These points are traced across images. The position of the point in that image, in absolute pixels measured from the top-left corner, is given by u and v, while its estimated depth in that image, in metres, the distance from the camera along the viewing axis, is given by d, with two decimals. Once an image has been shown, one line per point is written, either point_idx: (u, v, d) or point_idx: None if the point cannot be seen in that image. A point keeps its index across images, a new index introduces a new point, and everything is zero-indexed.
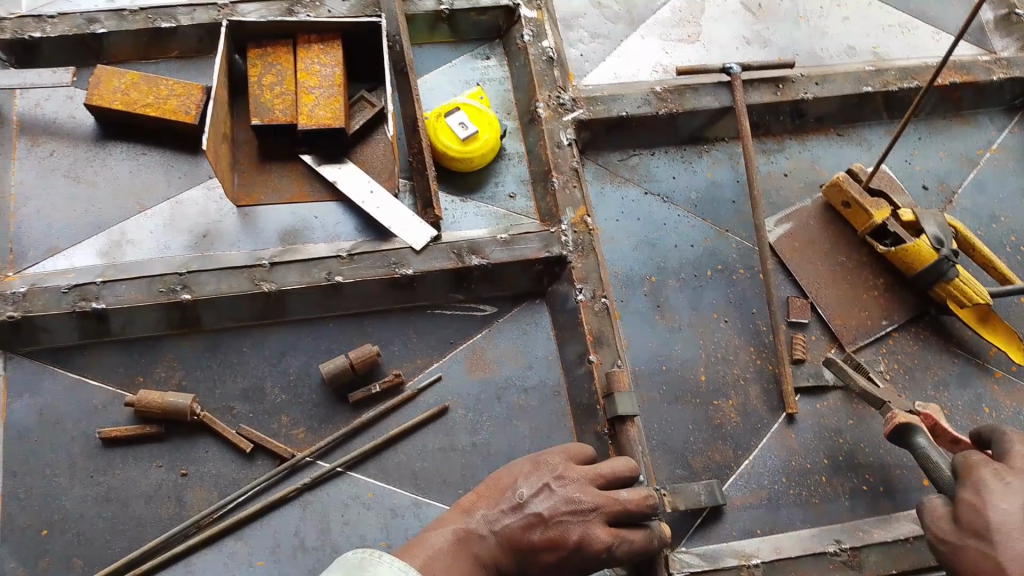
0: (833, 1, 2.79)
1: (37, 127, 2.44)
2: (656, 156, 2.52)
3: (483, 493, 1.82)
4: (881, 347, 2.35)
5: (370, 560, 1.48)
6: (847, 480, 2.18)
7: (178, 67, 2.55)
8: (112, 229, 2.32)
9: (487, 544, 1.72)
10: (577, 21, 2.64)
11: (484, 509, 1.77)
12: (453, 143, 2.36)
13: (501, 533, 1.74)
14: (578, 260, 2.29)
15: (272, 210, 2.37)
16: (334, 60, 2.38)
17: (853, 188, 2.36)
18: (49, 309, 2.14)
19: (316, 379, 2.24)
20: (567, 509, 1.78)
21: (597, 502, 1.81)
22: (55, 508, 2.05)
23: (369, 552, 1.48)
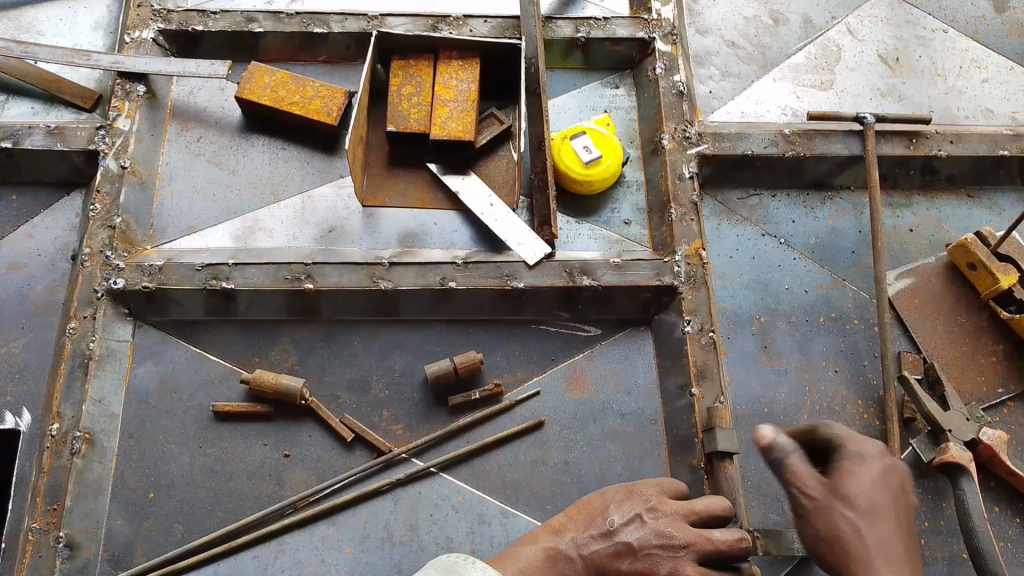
0: (973, 62, 2.73)
1: (187, 113, 2.61)
2: (777, 199, 2.50)
3: (575, 516, 1.78)
4: (995, 417, 2.20)
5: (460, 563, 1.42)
6: (948, 545, 2.04)
7: (325, 71, 2.72)
8: (247, 215, 2.46)
9: (574, 566, 1.68)
10: (709, 59, 2.68)
11: (574, 531, 1.73)
12: (575, 165, 2.41)
13: (590, 558, 1.69)
14: (690, 292, 2.26)
15: (395, 214, 2.46)
16: (470, 76, 2.48)
17: (982, 250, 2.26)
18: (182, 284, 2.26)
19: (418, 379, 2.27)
20: (659, 544, 1.71)
21: (688, 540, 1.72)
22: (163, 472, 2.14)
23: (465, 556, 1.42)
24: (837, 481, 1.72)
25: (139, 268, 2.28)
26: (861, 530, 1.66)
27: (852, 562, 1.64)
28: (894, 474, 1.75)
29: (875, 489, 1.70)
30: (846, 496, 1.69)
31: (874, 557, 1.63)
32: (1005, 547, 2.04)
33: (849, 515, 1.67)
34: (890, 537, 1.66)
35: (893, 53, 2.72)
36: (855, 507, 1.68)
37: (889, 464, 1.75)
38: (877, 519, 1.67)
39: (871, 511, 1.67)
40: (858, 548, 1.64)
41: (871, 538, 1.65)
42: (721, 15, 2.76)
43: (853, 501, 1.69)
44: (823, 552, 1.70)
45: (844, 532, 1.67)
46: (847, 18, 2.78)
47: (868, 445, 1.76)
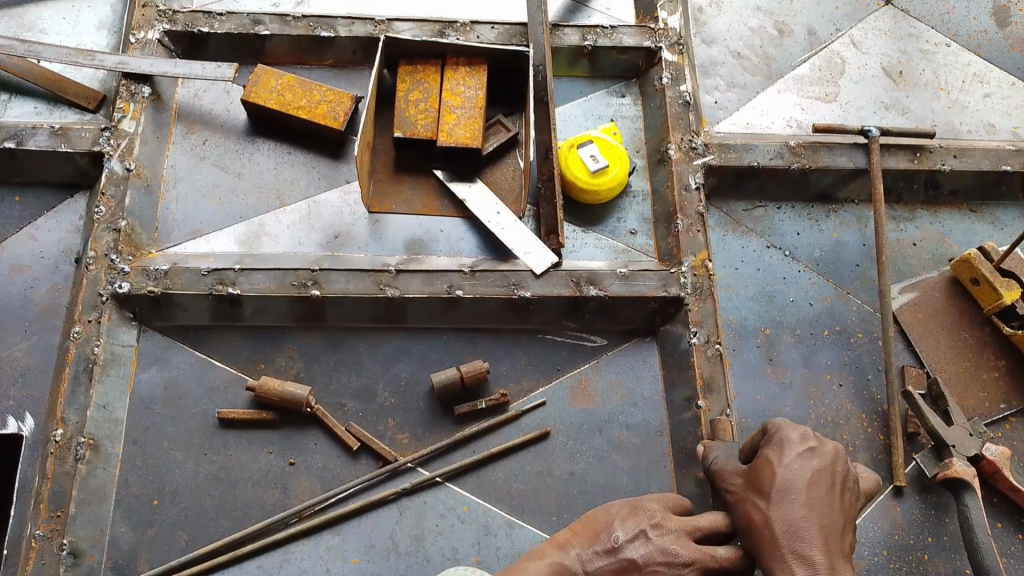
0: (976, 76, 2.75)
1: (193, 116, 2.60)
2: (782, 211, 2.52)
3: (580, 532, 1.79)
4: (999, 432, 2.22)
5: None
6: (949, 560, 2.07)
7: (331, 75, 2.71)
8: (252, 220, 2.45)
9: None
10: (715, 69, 2.69)
11: (580, 548, 1.74)
12: (582, 174, 2.41)
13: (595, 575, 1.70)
14: (696, 304, 2.28)
15: (401, 220, 2.45)
16: (478, 83, 2.48)
17: (985, 265, 2.27)
18: (188, 289, 2.25)
19: (424, 388, 2.27)
20: (663, 561, 1.69)
21: (693, 557, 1.69)
22: (169, 480, 2.13)
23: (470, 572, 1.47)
24: (755, 471, 1.73)
25: (144, 272, 2.27)
26: (769, 517, 1.65)
27: (766, 552, 1.64)
28: (817, 458, 1.70)
29: (788, 474, 1.67)
30: (761, 486, 1.70)
31: (780, 544, 1.61)
32: (1004, 561, 2.07)
33: (761, 505, 1.68)
34: (801, 523, 1.62)
35: (897, 66, 2.74)
36: (766, 494, 1.67)
37: (810, 450, 1.71)
38: (788, 505, 1.64)
39: (783, 498, 1.65)
40: (767, 536, 1.64)
41: (780, 525, 1.63)
42: (727, 26, 2.76)
43: (765, 490, 1.68)
44: (749, 546, 1.70)
45: (757, 522, 1.67)
46: (852, 30, 2.79)
47: (787, 433, 1.73)
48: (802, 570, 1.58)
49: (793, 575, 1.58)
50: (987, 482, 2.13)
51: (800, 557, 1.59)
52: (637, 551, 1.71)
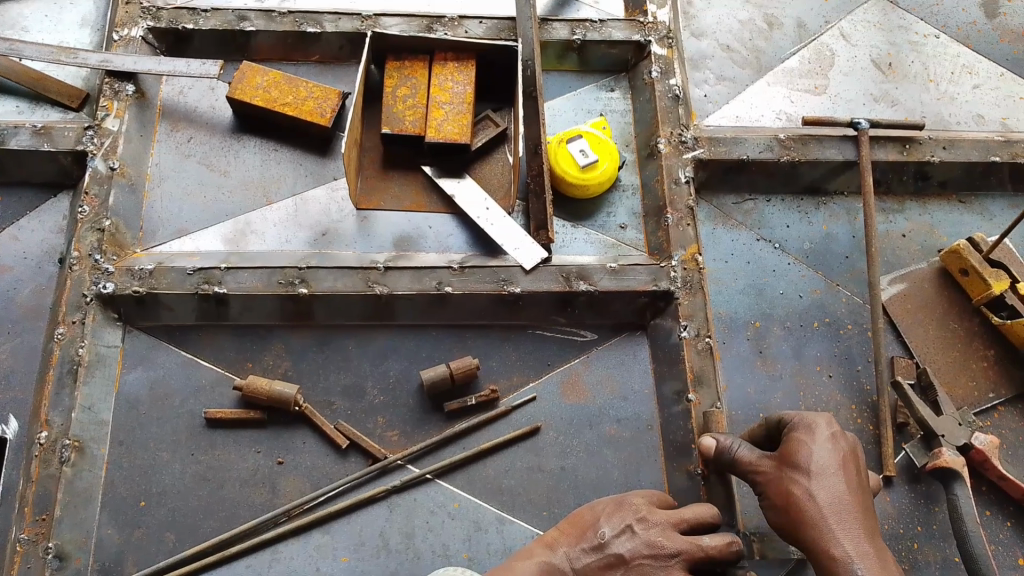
0: (964, 68, 2.75)
1: (178, 114, 2.57)
2: (772, 204, 2.51)
3: (567, 530, 1.78)
4: (987, 421, 2.22)
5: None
6: (940, 550, 2.06)
7: (318, 71, 2.68)
8: (238, 218, 2.42)
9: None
10: (704, 62, 2.68)
11: (567, 546, 1.74)
12: (571, 169, 2.40)
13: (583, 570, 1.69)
14: (685, 297, 2.27)
15: (390, 216, 2.44)
16: (466, 78, 2.46)
17: (974, 256, 2.27)
18: (174, 288, 2.23)
19: (413, 384, 2.25)
20: (650, 554, 1.69)
21: (678, 548, 1.69)
22: (155, 480, 2.11)
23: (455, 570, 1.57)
24: (787, 449, 1.73)
25: (129, 272, 2.24)
26: (812, 492, 1.65)
27: (808, 526, 1.64)
28: (844, 439, 1.75)
29: (825, 452, 1.70)
30: (796, 463, 1.70)
31: (828, 518, 1.62)
32: (994, 550, 2.07)
33: (801, 481, 1.68)
34: (844, 498, 1.65)
35: (886, 58, 2.74)
36: (806, 471, 1.68)
37: (838, 430, 1.75)
38: (829, 481, 1.66)
39: (822, 474, 1.67)
40: (811, 511, 1.64)
41: (824, 499, 1.64)
42: (716, 19, 2.75)
43: (802, 467, 1.69)
44: (783, 523, 1.70)
45: (797, 498, 1.67)
46: (841, 23, 2.79)
47: (816, 415, 1.77)
48: (850, 542, 1.60)
49: (843, 547, 1.59)
50: (977, 471, 2.13)
51: (846, 531, 1.61)
52: (624, 543, 1.71)
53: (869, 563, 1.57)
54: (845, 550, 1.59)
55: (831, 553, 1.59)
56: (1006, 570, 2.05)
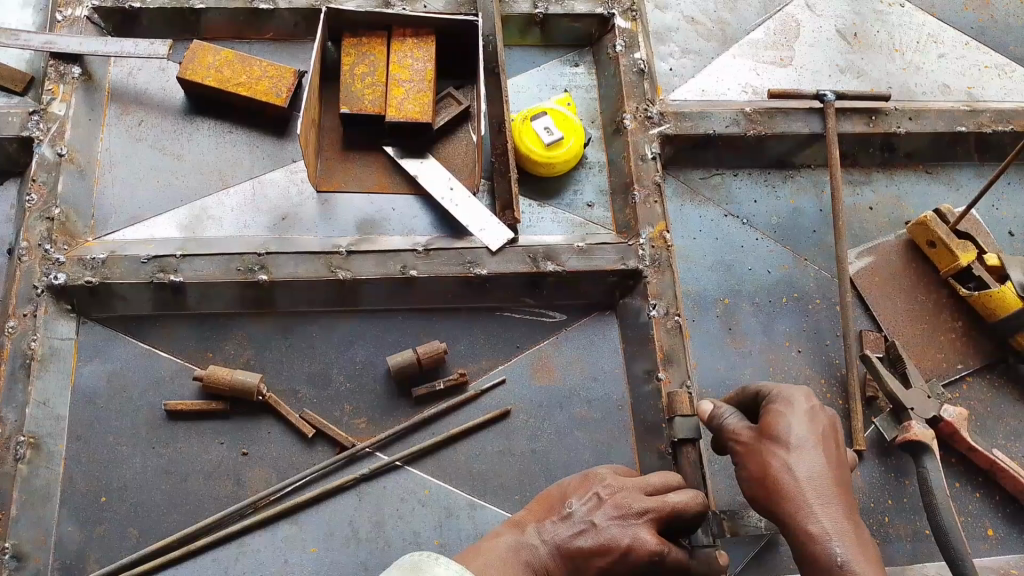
0: (930, 37, 2.74)
1: (128, 97, 2.47)
2: (739, 178, 2.49)
3: (536, 508, 1.76)
4: (955, 393, 2.23)
5: (429, 561, 1.39)
6: (911, 522, 2.08)
7: (272, 49, 2.59)
8: (194, 203, 2.35)
9: (539, 552, 1.64)
10: (669, 35, 2.64)
11: (536, 523, 1.70)
12: (536, 147, 2.35)
13: (554, 543, 1.65)
14: (654, 276, 2.24)
15: (351, 199, 2.37)
16: (427, 55, 2.39)
17: (941, 228, 2.27)
18: (128, 278, 2.15)
19: (380, 370, 2.21)
20: (620, 515, 1.67)
21: (646, 507, 1.68)
22: (116, 476, 2.05)
23: (425, 553, 1.40)
24: (767, 422, 1.71)
25: (80, 262, 2.16)
26: (790, 466, 1.63)
27: (786, 500, 1.61)
28: (823, 414, 1.73)
29: (804, 426, 1.68)
30: (775, 436, 1.68)
31: (806, 492, 1.61)
32: (964, 520, 2.09)
33: (780, 454, 1.65)
34: (822, 474, 1.63)
35: (852, 28, 2.71)
36: (785, 445, 1.66)
37: (818, 405, 1.73)
38: (808, 456, 1.64)
39: (801, 449, 1.65)
40: (789, 486, 1.62)
41: (802, 474, 1.62)
42: None
43: (782, 440, 1.67)
44: (760, 496, 1.67)
45: (776, 471, 1.64)
46: None
47: (796, 389, 1.74)
48: (827, 518, 1.58)
49: (821, 522, 1.58)
50: (947, 444, 2.15)
51: (823, 506, 1.60)
52: (591, 511, 1.69)
53: (846, 538, 1.56)
54: (822, 526, 1.57)
55: (808, 529, 1.57)
56: (972, 537, 2.08)
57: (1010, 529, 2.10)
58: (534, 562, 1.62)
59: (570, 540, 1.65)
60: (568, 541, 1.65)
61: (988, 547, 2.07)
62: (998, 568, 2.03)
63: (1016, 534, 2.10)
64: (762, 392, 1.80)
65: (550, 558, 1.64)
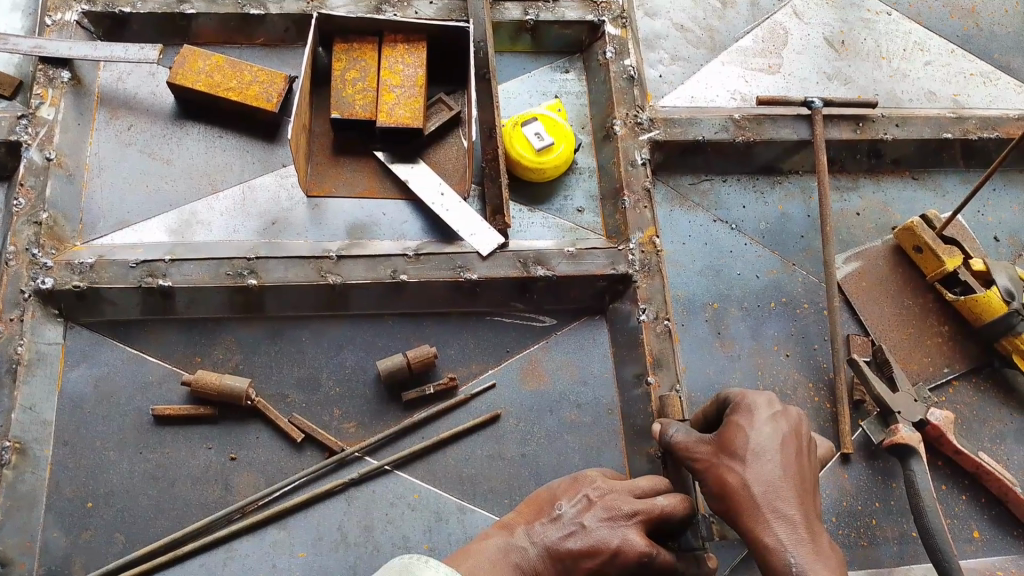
0: (916, 45, 2.77)
1: (117, 101, 2.47)
2: (728, 183, 2.50)
3: (524, 511, 1.75)
4: (942, 397, 2.24)
5: (419, 563, 1.40)
6: (899, 525, 2.09)
7: (263, 54, 2.59)
8: (183, 208, 2.34)
9: (529, 554, 1.63)
10: (658, 42, 2.66)
11: (525, 525, 1.70)
12: (527, 152, 2.36)
13: (543, 544, 1.64)
14: (644, 280, 2.25)
15: (341, 203, 2.37)
16: (417, 61, 2.40)
17: (927, 233, 2.30)
18: (116, 282, 2.15)
19: (370, 374, 2.21)
20: (609, 517, 1.67)
21: (636, 509, 1.69)
22: (103, 480, 2.03)
23: (414, 556, 1.40)
24: (726, 435, 1.72)
25: (69, 266, 2.16)
26: (746, 480, 1.64)
27: (743, 514, 1.63)
28: (786, 422, 1.73)
29: (761, 437, 1.68)
30: (732, 450, 1.69)
31: (760, 506, 1.62)
32: (950, 523, 2.10)
33: (735, 468, 1.66)
34: (779, 486, 1.63)
35: (839, 36, 2.74)
36: (741, 458, 1.66)
37: (778, 413, 1.73)
38: (764, 469, 1.65)
39: (757, 461, 1.66)
40: (745, 500, 1.63)
41: (758, 487, 1.63)
42: None
43: (738, 453, 1.68)
44: (722, 510, 1.69)
45: (731, 486, 1.66)
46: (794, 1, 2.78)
47: (755, 398, 1.74)
48: (784, 530, 1.59)
49: (776, 535, 1.59)
50: (934, 447, 2.16)
51: (780, 518, 1.60)
52: (580, 514, 1.68)
53: (802, 548, 1.57)
54: (778, 538, 1.59)
55: (765, 542, 1.59)
56: (960, 540, 2.09)
57: (997, 532, 2.11)
58: (523, 564, 1.62)
59: (560, 543, 1.64)
60: (557, 543, 1.64)
61: (976, 550, 2.08)
62: (985, 570, 2.04)
63: (1003, 537, 2.11)
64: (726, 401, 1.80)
65: (539, 560, 1.63)
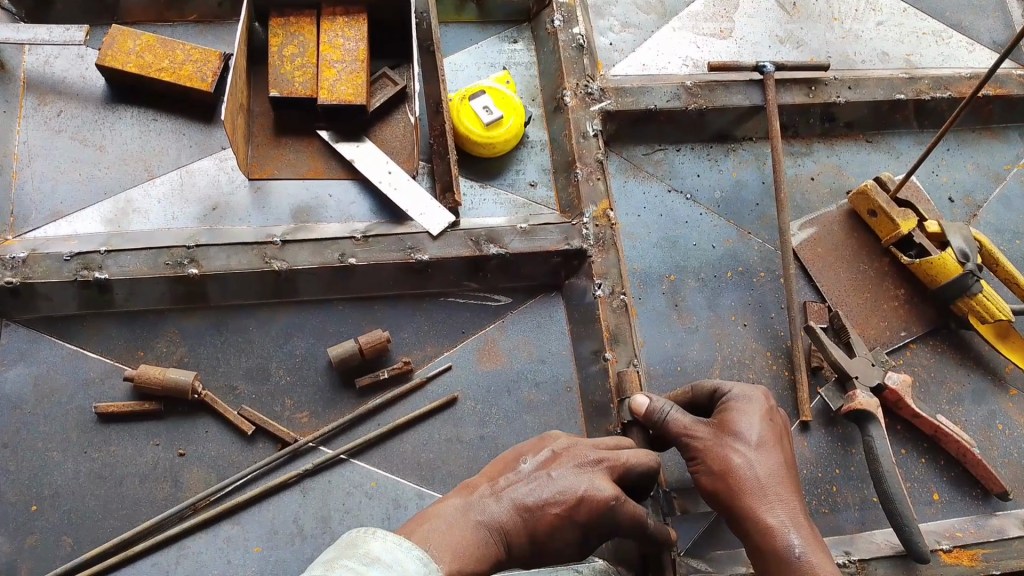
0: (868, 5, 2.74)
1: (44, 86, 2.35)
2: (681, 152, 2.46)
3: (488, 470, 1.68)
4: (899, 359, 2.25)
5: (365, 536, 1.31)
6: (858, 490, 2.10)
7: (196, 31, 2.48)
8: (118, 196, 2.24)
9: (492, 509, 1.55)
10: (607, 9, 2.59)
11: (489, 482, 1.62)
12: (476, 127, 2.29)
13: (509, 497, 1.57)
14: (599, 255, 2.21)
15: (286, 186, 2.29)
16: (358, 34, 2.32)
17: (881, 196, 2.27)
18: (51, 276, 2.05)
19: (322, 363, 2.15)
20: (574, 465, 1.65)
21: (601, 457, 1.68)
22: (47, 483, 1.96)
23: (364, 531, 1.32)
24: (726, 418, 1.71)
25: None
26: (751, 462, 1.65)
27: (745, 495, 1.63)
28: (777, 413, 1.77)
29: (763, 423, 1.70)
30: (735, 432, 1.69)
31: (766, 488, 1.63)
32: (910, 486, 2.12)
33: (741, 450, 1.66)
34: (780, 470, 1.66)
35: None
36: (746, 441, 1.67)
37: (774, 403, 1.77)
38: (766, 454, 1.67)
39: (760, 446, 1.67)
40: (749, 481, 1.63)
41: (762, 469, 1.64)
42: None
43: (742, 436, 1.68)
44: (716, 490, 1.67)
45: (736, 467, 1.65)
46: None
47: (755, 387, 1.77)
48: (784, 512, 1.61)
49: (779, 516, 1.60)
50: (892, 411, 2.16)
51: (781, 501, 1.63)
52: (546, 464, 1.65)
53: (802, 531, 1.60)
54: (780, 520, 1.60)
55: (766, 523, 1.60)
56: (917, 502, 2.11)
57: (955, 492, 2.13)
58: (487, 520, 1.52)
59: (529, 493, 1.58)
60: (524, 497, 1.57)
61: (932, 511, 2.10)
62: (943, 531, 2.06)
63: (959, 496, 2.13)
64: (718, 388, 1.81)
65: (512, 515, 1.55)
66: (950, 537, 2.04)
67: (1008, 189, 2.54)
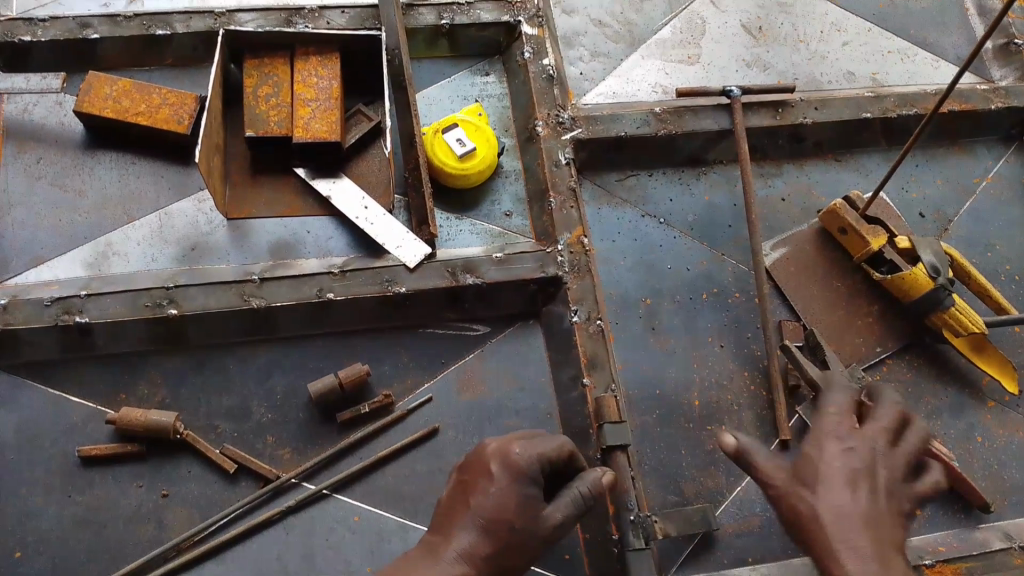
0: (833, 26, 2.79)
1: (24, 133, 2.38)
2: (654, 178, 2.50)
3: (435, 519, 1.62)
4: (876, 375, 2.27)
5: None
6: None
7: (173, 75, 2.53)
8: (99, 240, 2.27)
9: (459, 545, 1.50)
10: (577, 39, 2.65)
11: (433, 530, 1.57)
12: (448, 160, 2.33)
13: (459, 528, 1.53)
14: (574, 281, 2.22)
15: (264, 224, 2.32)
16: (331, 73, 2.36)
17: (850, 215, 2.31)
18: (32, 322, 2.06)
19: (303, 399, 2.17)
20: (476, 454, 1.62)
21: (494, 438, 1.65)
22: (30, 529, 1.97)
23: None
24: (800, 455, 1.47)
25: None
26: (817, 506, 1.39)
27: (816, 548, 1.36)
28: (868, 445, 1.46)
29: (839, 459, 1.43)
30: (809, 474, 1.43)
31: (836, 538, 1.34)
32: None
33: (809, 494, 1.41)
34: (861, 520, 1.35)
35: (757, 23, 2.75)
36: (818, 483, 1.41)
37: (881, 434, 1.49)
38: (843, 495, 1.39)
39: (833, 487, 1.40)
40: (818, 531, 1.37)
41: (833, 514, 1.37)
42: None
43: (814, 477, 1.42)
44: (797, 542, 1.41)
45: (802, 513, 1.40)
46: None
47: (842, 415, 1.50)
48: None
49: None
50: None
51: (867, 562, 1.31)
52: (458, 482, 1.61)
53: None
54: None
55: None
56: None
57: (941, 509, 2.13)
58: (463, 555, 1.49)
59: (468, 511, 1.54)
60: (470, 514, 1.53)
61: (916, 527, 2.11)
62: (928, 547, 2.07)
63: (943, 512, 2.13)
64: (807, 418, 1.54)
65: (472, 534, 1.51)
66: (933, 552, 2.04)
67: (978, 203, 2.58)
